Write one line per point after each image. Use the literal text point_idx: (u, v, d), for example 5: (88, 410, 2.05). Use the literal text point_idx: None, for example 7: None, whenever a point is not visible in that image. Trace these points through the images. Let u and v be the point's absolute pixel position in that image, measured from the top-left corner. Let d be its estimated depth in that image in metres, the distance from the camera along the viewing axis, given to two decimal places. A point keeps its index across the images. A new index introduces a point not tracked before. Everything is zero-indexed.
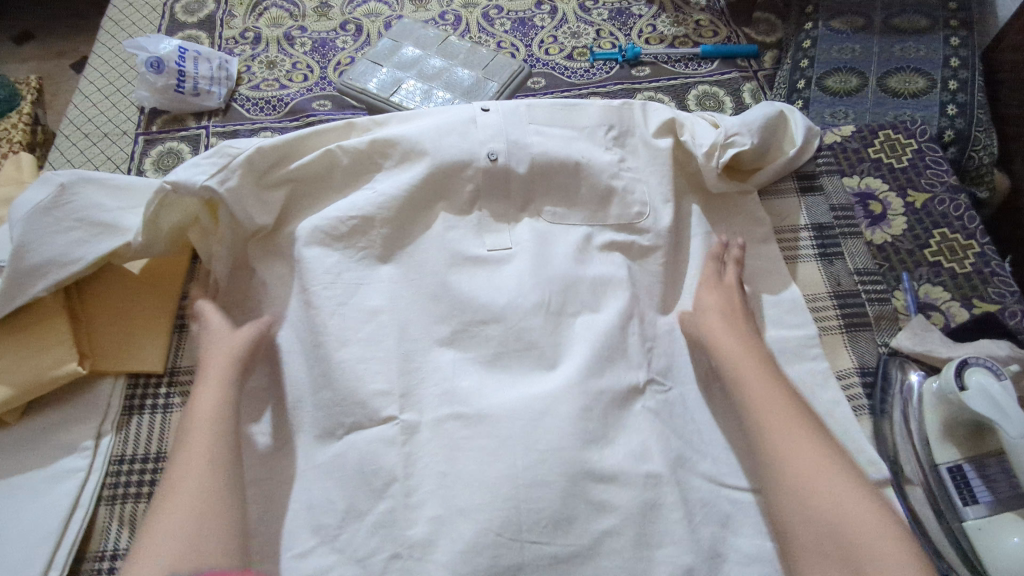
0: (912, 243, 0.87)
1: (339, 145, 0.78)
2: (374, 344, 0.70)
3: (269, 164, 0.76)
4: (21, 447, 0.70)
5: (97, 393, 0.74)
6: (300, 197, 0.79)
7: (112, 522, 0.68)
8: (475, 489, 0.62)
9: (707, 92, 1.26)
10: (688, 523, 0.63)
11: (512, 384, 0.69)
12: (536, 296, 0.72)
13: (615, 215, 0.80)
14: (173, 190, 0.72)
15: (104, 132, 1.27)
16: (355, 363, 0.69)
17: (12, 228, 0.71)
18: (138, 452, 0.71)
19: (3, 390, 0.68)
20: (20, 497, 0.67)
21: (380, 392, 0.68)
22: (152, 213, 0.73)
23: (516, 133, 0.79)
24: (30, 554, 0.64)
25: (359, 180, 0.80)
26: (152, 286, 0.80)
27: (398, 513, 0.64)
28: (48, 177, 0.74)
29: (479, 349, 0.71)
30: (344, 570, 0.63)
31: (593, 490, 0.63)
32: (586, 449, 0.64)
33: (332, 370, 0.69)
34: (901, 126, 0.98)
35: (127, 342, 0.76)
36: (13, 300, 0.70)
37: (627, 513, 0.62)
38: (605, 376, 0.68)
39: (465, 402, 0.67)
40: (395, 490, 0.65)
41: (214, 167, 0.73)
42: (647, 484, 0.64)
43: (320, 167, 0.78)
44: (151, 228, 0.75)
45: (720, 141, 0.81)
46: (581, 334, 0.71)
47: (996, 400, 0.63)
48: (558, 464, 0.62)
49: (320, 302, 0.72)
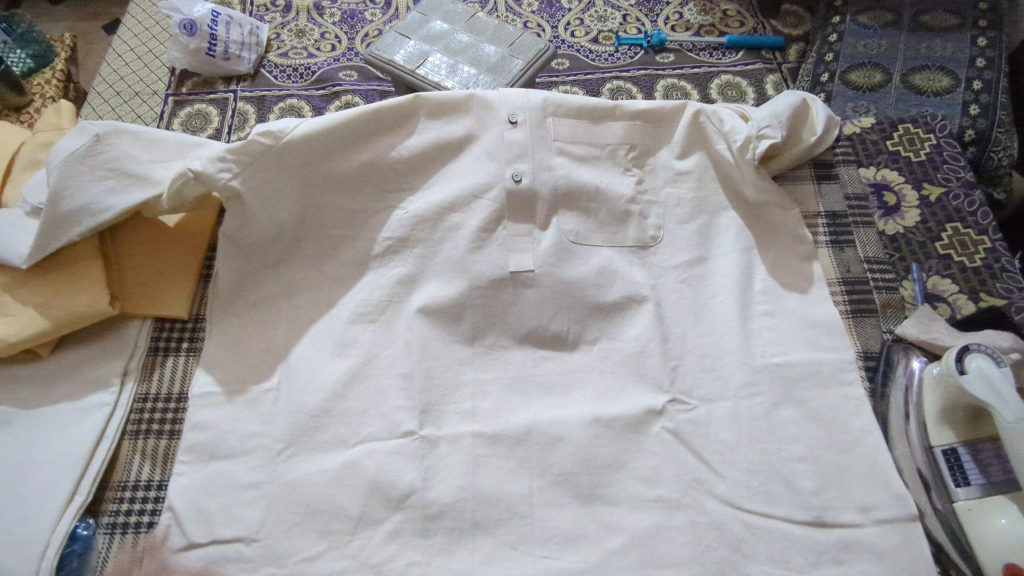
0: (925, 235, 0.88)
1: (373, 157, 0.80)
2: (397, 361, 0.74)
3: (299, 163, 0.77)
4: (54, 379, 0.74)
5: (125, 333, 0.77)
6: (329, 193, 0.80)
7: (135, 455, 0.72)
8: (492, 505, 0.68)
9: (730, 82, 1.27)
10: (691, 538, 0.67)
11: (530, 401, 0.73)
12: (556, 326, 0.76)
13: (632, 236, 0.81)
14: (195, 178, 0.73)
15: (135, 91, 1.30)
16: (382, 378, 0.73)
17: (49, 174, 0.73)
18: (161, 392, 0.76)
19: (41, 323, 0.71)
20: (50, 427, 0.70)
21: (403, 407, 0.72)
22: (177, 186, 0.73)
23: (542, 153, 0.80)
24: (56, 479, 0.67)
25: (387, 185, 0.81)
26: (183, 237, 0.82)
27: (417, 504, 0.68)
28: (83, 126, 0.75)
29: (499, 372, 0.75)
30: (363, 535, 0.66)
31: (603, 512, 0.68)
32: (593, 474, 0.70)
33: (358, 377, 0.73)
34: (922, 120, 0.99)
35: (157, 290, 0.78)
36: (49, 245, 0.71)
37: (633, 534, 0.67)
38: (618, 404, 0.73)
39: (486, 422, 0.72)
40: (414, 502, 0.68)
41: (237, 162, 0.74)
42: (655, 507, 0.68)
43: (351, 169, 0.79)
44: (176, 199, 0.74)
45: (753, 133, 0.83)
46: (597, 361, 0.76)
47: (995, 384, 0.65)
48: (569, 488, 0.69)
49: (354, 319, 0.76)
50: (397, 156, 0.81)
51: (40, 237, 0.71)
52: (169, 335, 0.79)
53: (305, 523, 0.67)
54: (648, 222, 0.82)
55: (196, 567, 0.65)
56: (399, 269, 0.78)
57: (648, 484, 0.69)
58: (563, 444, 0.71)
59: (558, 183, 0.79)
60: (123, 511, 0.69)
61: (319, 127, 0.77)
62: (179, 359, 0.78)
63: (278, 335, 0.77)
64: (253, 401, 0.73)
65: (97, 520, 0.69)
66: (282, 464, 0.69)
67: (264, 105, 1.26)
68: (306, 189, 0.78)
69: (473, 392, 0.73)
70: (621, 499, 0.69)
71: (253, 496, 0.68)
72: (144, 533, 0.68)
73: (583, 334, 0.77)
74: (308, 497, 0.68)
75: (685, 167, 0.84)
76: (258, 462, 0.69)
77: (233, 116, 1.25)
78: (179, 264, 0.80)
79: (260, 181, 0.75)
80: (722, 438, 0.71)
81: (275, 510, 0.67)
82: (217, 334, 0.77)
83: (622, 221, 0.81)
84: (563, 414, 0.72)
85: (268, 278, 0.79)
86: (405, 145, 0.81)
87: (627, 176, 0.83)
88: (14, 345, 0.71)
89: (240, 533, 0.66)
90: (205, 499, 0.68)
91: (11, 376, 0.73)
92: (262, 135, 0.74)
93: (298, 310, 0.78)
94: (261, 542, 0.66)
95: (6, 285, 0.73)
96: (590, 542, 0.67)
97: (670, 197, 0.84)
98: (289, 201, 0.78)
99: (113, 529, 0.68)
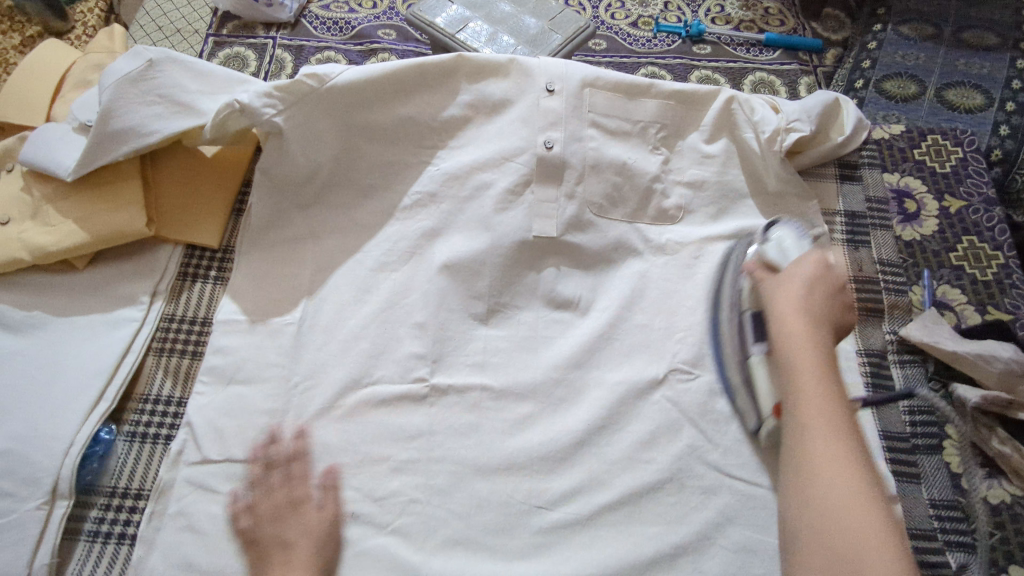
0: (940, 245, 0.90)
1: (414, 113, 0.82)
2: (416, 310, 0.76)
3: (342, 108, 0.80)
4: (85, 291, 0.76)
5: (157, 255, 0.80)
6: (367, 142, 0.82)
7: (159, 371, 0.75)
8: (493, 454, 0.70)
9: (763, 80, 1.27)
10: (678, 503, 0.69)
11: (538, 362, 0.75)
12: (571, 295, 0.79)
13: (651, 215, 0.84)
14: (240, 111, 0.75)
15: (177, 28, 1.33)
16: (398, 324, 0.75)
17: (101, 92, 0.75)
18: (187, 314, 0.79)
19: (81, 236, 0.74)
20: (81, 336, 0.74)
21: (416, 354, 0.74)
22: (220, 119, 0.75)
23: (576, 125, 0.82)
24: (85, 383, 0.70)
25: (423, 142, 0.83)
26: (218, 170, 0.84)
27: (420, 443, 0.71)
28: (139, 52, 0.77)
29: (510, 331, 0.77)
30: (368, 470, 0.69)
31: (598, 470, 0.71)
32: (591, 436, 0.72)
33: (376, 320, 0.76)
34: (950, 133, 1.00)
35: (190, 217, 0.81)
36: (95, 160, 0.74)
37: (624, 493, 0.69)
38: (623, 370, 0.76)
39: (494, 376, 0.74)
40: (418, 444, 0.70)
41: (282, 101, 0.77)
42: (648, 471, 0.70)
43: (392, 122, 0.82)
44: (218, 130, 0.76)
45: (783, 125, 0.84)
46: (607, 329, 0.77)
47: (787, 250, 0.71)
48: (567, 446, 0.71)
49: (377, 264, 0.79)
50: (434, 113, 0.83)
51: (87, 151, 0.73)
52: (199, 262, 0.82)
53: (315, 453, 0.70)
54: (669, 201, 0.84)
55: (208, 481, 0.68)
56: (424, 222, 0.81)
57: (643, 450, 0.71)
58: (565, 404, 0.74)
59: (587, 156, 0.82)
60: (144, 422, 0.73)
61: (363, 76, 0.79)
62: (208, 286, 0.81)
63: (303, 275, 0.79)
64: (274, 332, 0.76)
65: (119, 427, 0.72)
66: (297, 394, 0.72)
67: (302, 54, 1.27)
68: (343, 136, 0.81)
69: (484, 348, 0.76)
70: (616, 460, 0.71)
71: (268, 423, 0.71)
72: (161, 444, 0.72)
73: (595, 303, 0.80)
74: (319, 429, 0.71)
75: (711, 153, 0.86)
76: (276, 391, 0.73)
77: (270, 63, 1.26)
78: (215, 193, 0.83)
79: (301, 122, 0.78)
80: (719, 417, 0.73)
81: (287, 437, 0.70)
82: (244, 265, 0.80)
83: (645, 197, 0.83)
84: (569, 376, 0.75)
85: (298, 218, 0.82)
86: (447, 103, 0.83)
87: (654, 156, 0.85)
88: (53, 253, 0.74)
89: (253, 455, 0.69)
90: (223, 420, 0.71)
91: (48, 285, 0.76)
92: (308, 77, 0.77)
93: (324, 252, 0.80)
94: (273, 464, 0.69)
95: (50, 196, 0.76)
96: (584, 496, 0.69)
97: (694, 181, 0.85)
98: (328, 145, 0.80)
99: (133, 438, 0.72)
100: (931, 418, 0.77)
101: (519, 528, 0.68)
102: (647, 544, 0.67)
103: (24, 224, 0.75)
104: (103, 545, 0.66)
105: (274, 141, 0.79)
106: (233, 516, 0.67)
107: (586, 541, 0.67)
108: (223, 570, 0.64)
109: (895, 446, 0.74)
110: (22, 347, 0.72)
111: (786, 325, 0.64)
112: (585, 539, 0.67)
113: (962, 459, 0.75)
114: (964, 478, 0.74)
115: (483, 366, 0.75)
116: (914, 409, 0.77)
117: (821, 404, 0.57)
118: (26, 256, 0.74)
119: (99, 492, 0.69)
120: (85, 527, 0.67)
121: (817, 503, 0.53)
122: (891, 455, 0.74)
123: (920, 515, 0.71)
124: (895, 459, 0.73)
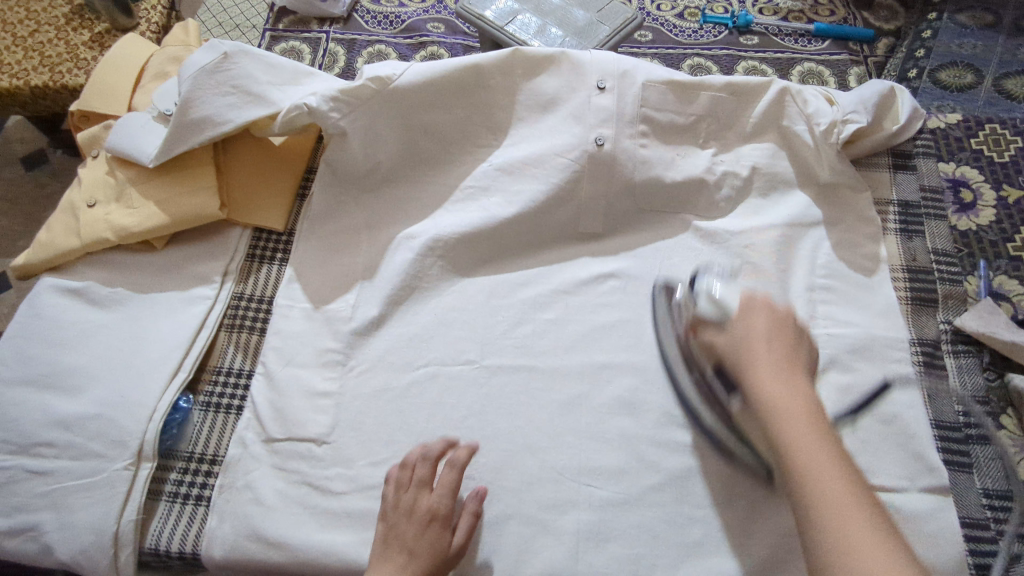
0: (997, 235, 0.92)
1: (474, 113, 0.86)
2: (465, 299, 0.80)
3: (405, 109, 0.83)
4: (162, 270, 0.81)
5: (227, 238, 0.85)
6: (425, 142, 0.86)
7: (230, 345, 0.80)
8: (539, 432, 0.72)
9: (812, 70, 1.25)
10: (726, 490, 0.69)
11: (586, 348, 0.77)
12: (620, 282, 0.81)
13: (700, 204, 0.85)
14: (309, 113, 0.78)
15: (236, 24, 1.40)
16: (449, 311, 0.79)
17: (182, 85, 0.80)
18: (255, 293, 0.84)
19: (160, 218, 0.79)
20: (159, 310, 0.79)
21: (466, 338, 0.77)
22: (292, 116, 0.78)
23: (627, 121, 0.83)
24: (165, 355, 0.75)
25: (479, 142, 0.87)
26: (285, 159, 0.89)
27: (473, 421, 0.73)
28: (214, 46, 0.82)
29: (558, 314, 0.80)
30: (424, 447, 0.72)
31: (648, 452, 0.71)
32: (640, 418, 0.73)
33: (426, 308, 0.79)
34: (1009, 122, 1.03)
35: (257, 203, 0.86)
36: (175, 147, 0.79)
37: (670, 474, 0.70)
38: (670, 354, 0.77)
39: (541, 358, 0.77)
40: (470, 422, 0.73)
41: (345, 101, 0.79)
42: (696, 452, 0.71)
43: (451, 124, 0.86)
44: (287, 125, 0.80)
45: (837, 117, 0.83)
46: (655, 314, 0.79)
47: (720, 303, 0.69)
48: (615, 427, 0.73)
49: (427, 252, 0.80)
50: (494, 115, 0.87)
51: (168, 139, 0.78)
52: (266, 244, 0.87)
53: (372, 433, 0.72)
54: (720, 191, 0.85)
55: (274, 457, 0.72)
56: (475, 212, 0.83)
57: (692, 431, 0.72)
58: (617, 384, 0.75)
59: (637, 149, 0.83)
60: (218, 393, 0.78)
61: (424, 77, 0.82)
62: (274, 268, 0.86)
63: (358, 260, 0.83)
64: (330, 319, 0.79)
65: (195, 397, 0.77)
66: (356, 376, 0.76)
67: (354, 47, 1.31)
68: (405, 134, 0.85)
69: (534, 338, 0.78)
70: (665, 441, 0.72)
71: (328, 404, 0.74)
72: (234, 413, 0.76)
73: (641, 286, 0.81)
74: (380, 408, 0.74)
75: (759, 143, 0.86)
76: (333, 374, 0.76)
77: (324, 56, 1.30)
78: (281, 180, 0.88)
79: (364, 121, 0.81)
80: None
81: (347, 417, 0.73)
82: (305, 248, 0.84)
83: (695, 188, 0.84)
84: (616, 358, 0.77)
85: (355, 209, 0.86)
86: (505, 102, 0.86)
87: (704, 151, 0.86)
88: (135, 234, 0.79)
89: (314, 434, 0.72)
90: (286, 399, 0.74)
91: (129, 263, 0.81)
92: (371, 80, 0.80)
93: (379, 240, 0.83)
94: (333, 443, 0.72)
95: (133, 180, 0.81)
96: (633, 475, 0.70)
97: (745, 170, 0.85)
98: (388, 142, 0.84)
99: (208, 408, 0.77)
100: (985, 408, 0.78)
101: (575, 502, 0.69)
102: (696, 524, 0.68)
103: (109, 207, 0.81)
104: (182, 506, 0.71)
105: (336, 140, 0.82)
106: (298, 491, 0.70)
107: (636, 516, 0.68)
108: (290, 539, 0.67)
109: (949, 435, 0.74)
110: (107, 320, 0.77)
111: (755, 371, 0.61)
112: (637, 513, 0.69)
113: (1017, 450, 0.77)
114: (1018, 468, 0.76)
115: (528, 350, 0.77)
116: (969, 398, 0.78)
117: (771, 366, 0.60)
118: (110, 236, 0.79)
119: (177, 457, 0.74)
120: (166, 489, 0.72)
121: (816, 503, 0.52)
122: (947, 446, 0.73)
123: (972, 504, 0.70)
124: (948, 448, 0.73)
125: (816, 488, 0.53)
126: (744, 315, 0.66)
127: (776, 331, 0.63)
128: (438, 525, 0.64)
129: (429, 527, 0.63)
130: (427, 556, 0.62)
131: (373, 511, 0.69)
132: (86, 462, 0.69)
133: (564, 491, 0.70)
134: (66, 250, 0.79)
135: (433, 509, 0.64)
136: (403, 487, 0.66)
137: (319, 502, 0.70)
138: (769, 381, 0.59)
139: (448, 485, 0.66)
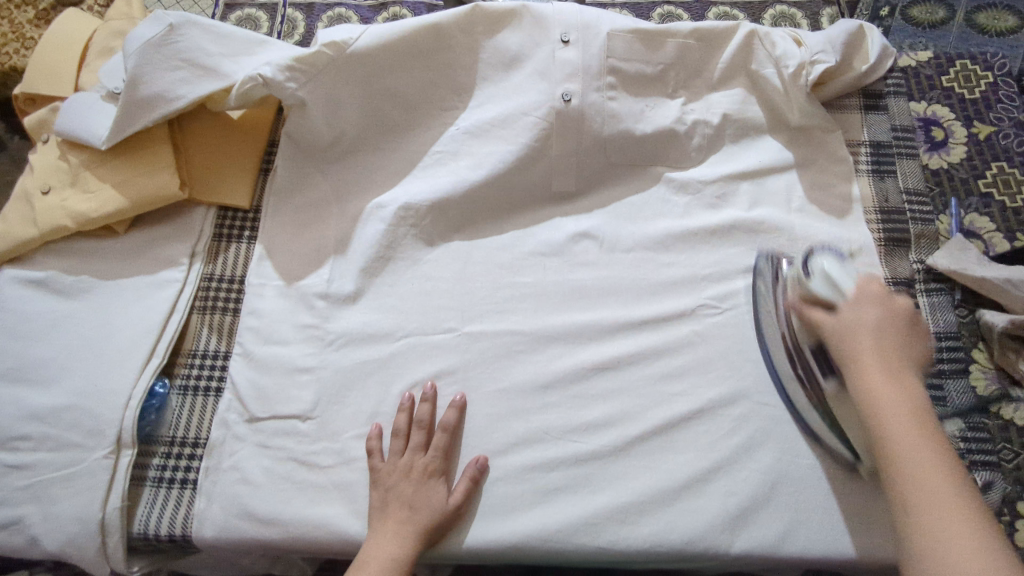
0: (968, 172, 0.93)
1: (437, 74, 0.83)
2: (442, 266, 0.79)
3: (364, 75, 0.80)
4: (127, 255, 0.80)
5: (192, 219, 0.83)
6: (388, 107, 0.83)
7: (204, 328, 0.79)
8: (521, 395, 0.73)
9: (784, 13, 1.19)
10: (710, 438, 0.70)
11: (565, 308, 0.77)
12: (597, 240, 0.81)
13: (673, 156, 0.84)
14: (263, 84, 0.75)
15: None
16: (424, 280, 0.78)
17: (128, 59, 0.76)
18: (226, 273, 0.82)
19: (119, 202, 0.77)
20: (127, 296, 0.77)
21: (445, 307, 0.77)
22: (244, 90, 0.75)
23: (594, 75, 0.80)
24: (136, 342, 0.74)
25: (442, 103, 0.84)
26: (244, 133, 0.86)
27: (455, 388, 0.73)
28: (160, 16, 0.78)
29: (537, 276, 0.79)
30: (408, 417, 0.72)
31: (631, 407, 0.72)
32: (622, 375, 0.73)
33: (402, 277, 0.78)
34: (980, 57, 1.03)
35: (219, 180, 0.83)
36: (128, 126, 0.76)
37: (654, 428, 0.71)
38: (649, 308, 0.77)
39: (522, 322, 0.76)
40: (454, 390, 0.73)
41: (298, 69, 0.76)
42: (679, 404, 0.72)
43: (414, 87, 0.83)
44: (242, 98, 0.77)
45: (806, 59, 0.81)
46: (633, 270, 0.79)
47: (835, 280, 0.65)
48: (596, 386, 0.73)
49: (397, 221, 0.79)
50: (457, 75, 0.84)
51: (120, 118, 0.75)
52: (232, 222, 0.85)
53: (356, 407, 0.72)
54: (693, 141, 0.84)
55: (258, 436, 0.72)
56: (445, 177, 0.81)
57: (672, 383, 0.73)
58: (598, 343, 0.75)
59: (606, 103, 0.80)
60: (195, 375, 0.77)
61: (382, 40, 0.79)
62: (242, 246, 0.84)
63: (329, 232, 0.81)
64: (306, 295, 0.78)
65: (171, 381, 0.76)
66: (334, 350, 0.75)
67: (313, 12, 1.26)
68: (367, 101, 0.82)
69: (514, 302, 0.77)
70: (647, 395, 0.73)
71: (309, 380, 0.73)
72: (213, 395, 0.76)
73: (618, 243, 0.81)
74: (361, 381, 0.73)
75: (729, 89, 0.85)
76: (311, 349, 0.75)
77: (283, 23, 1.25)
78: (243, 155, 0.85)
79: (321, 90, 0.78)
80: (745, 355, 0.74)
81: (328, 392, 0.73)
82: (271, 224, 0.82)
83: (667, 140, 0.83)
84: (596, 316, 0.76)
85: (321, 180, 0.84)
86: (467, 61, 0.84)
87: (674, 100, 0.84)
88: (94, 219, 0.77)
89: (297, 411, 0.72)
90: (265, 379, 0.74)
91: (92, 250, 0.79)
92: (326, 46, 0.76)
93: (347, 212, 0.82)
94: (317, 419, 0.72)
95: (87, 163, 0.78)
96: (618, 428, 0.71)
97: (717, 118, 0.84)
98: (349, 110, 0.82)
99: (185, 392, 0.76)
100: (957, 344, 0.78)
101: (562, 461, 0.70)
102: (681, 474, 0.69)
103: (65, 193, 0.78)
104: (168, 490, 0.71)
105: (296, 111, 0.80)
106: (284, 469, 0.70)
107: (621, 470, 0.69)
108: (280, 515, 0.68)
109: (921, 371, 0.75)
110: (74, 310, 0.76)
111: (856, 337, 0.61)
112: (623, 466, 0.69)
113: (988, 382, 0.81)
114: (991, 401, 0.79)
115: (507, 315, 0.77)
116: (941, 334, 0.78)
117: (876, 361, 0.59)
118: (69, 224, 0.77)
119: (159, 442, 0.74)
120: (150, 474, 0.72)
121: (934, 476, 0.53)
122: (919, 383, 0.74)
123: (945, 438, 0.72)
124: None
125: (932, 506, 0.52)
126: (881, 291, 0.63)
127: (899, 322, 0.62)
128: (435, 480, 0.67)
129: (425, 482, 0.67)
130: (428, 511, 0.65)
131: (361, 483, 0.69)
132: (65, 453, 0.68)
133: (551, 450, 0.70)
134: (24, 240, 0.77)
135: (428, 467, 0.68)
136: (398, 453, 0.68)
137: (306, 477, 0.70)
138: (869, 362, 0.59)
139: (441, 448, 0.69)
